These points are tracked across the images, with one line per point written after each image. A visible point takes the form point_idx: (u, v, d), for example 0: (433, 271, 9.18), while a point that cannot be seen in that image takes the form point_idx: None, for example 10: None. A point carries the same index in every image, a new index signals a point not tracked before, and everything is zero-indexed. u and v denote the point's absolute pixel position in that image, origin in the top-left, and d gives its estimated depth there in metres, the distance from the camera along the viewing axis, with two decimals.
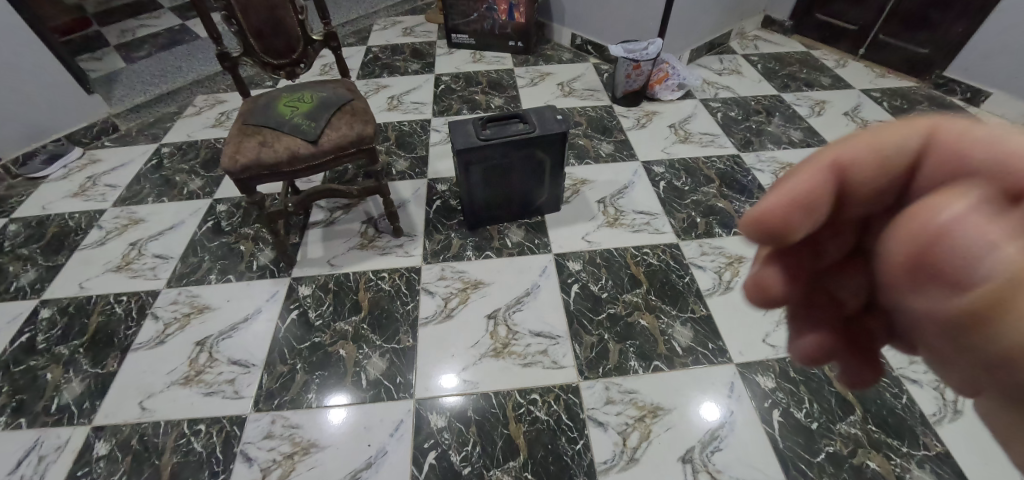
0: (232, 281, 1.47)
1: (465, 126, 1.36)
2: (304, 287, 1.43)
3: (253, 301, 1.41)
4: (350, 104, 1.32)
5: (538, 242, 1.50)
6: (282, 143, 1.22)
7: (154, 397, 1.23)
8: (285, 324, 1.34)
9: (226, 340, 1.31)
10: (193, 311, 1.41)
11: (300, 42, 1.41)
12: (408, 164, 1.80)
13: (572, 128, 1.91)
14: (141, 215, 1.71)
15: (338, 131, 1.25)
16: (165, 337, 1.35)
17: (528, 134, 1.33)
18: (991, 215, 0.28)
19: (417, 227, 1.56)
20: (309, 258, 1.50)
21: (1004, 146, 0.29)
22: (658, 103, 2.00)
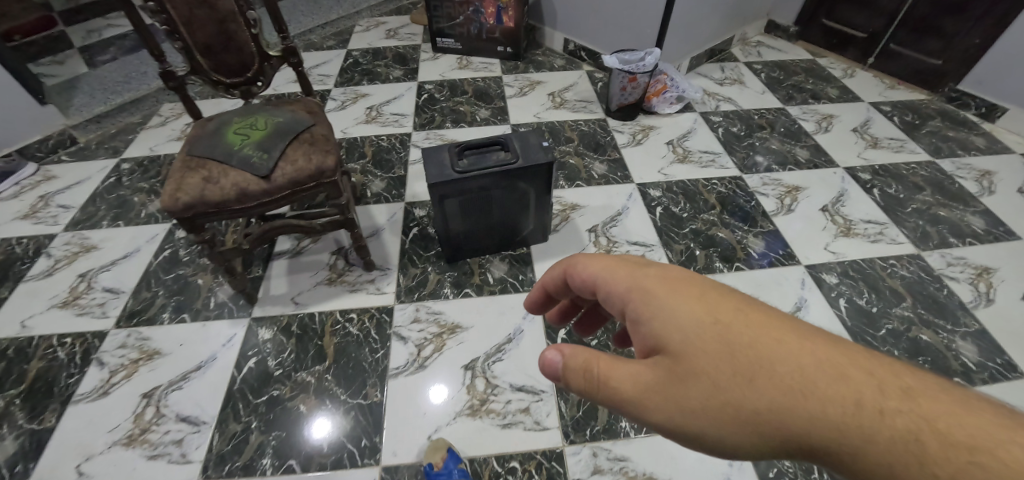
0: (186, 320, 1.34)
1: (440, 155, 1.22)
2: (265, 329, 1.32)
3: (207, 345, 1.30)
4: (309, 131, 1.18)
5: (523, 278, 1.38)
6: (230, 178, 1.08)
7: (93, 459, 1.12)
8: (243, 374, 1.23)
9: (175, 393, 1.21)
10: (142, 357, 1.29)
11: (255, 59, 1.27)
12: (385, 185, 1.66)
13: (562, 145, 1.78)
14: (95, 241, 1.58)
15: (295, 164, 1.12)
16: (110, 387, 1.24)
17: (510, 166, 1.19)
18: (608, 380, 0.62)
19: (391, 259, 1.44)
20: (271, 294, 1.37)
21: (608, 371, 0.62)
22: (656, 117, 1.87)
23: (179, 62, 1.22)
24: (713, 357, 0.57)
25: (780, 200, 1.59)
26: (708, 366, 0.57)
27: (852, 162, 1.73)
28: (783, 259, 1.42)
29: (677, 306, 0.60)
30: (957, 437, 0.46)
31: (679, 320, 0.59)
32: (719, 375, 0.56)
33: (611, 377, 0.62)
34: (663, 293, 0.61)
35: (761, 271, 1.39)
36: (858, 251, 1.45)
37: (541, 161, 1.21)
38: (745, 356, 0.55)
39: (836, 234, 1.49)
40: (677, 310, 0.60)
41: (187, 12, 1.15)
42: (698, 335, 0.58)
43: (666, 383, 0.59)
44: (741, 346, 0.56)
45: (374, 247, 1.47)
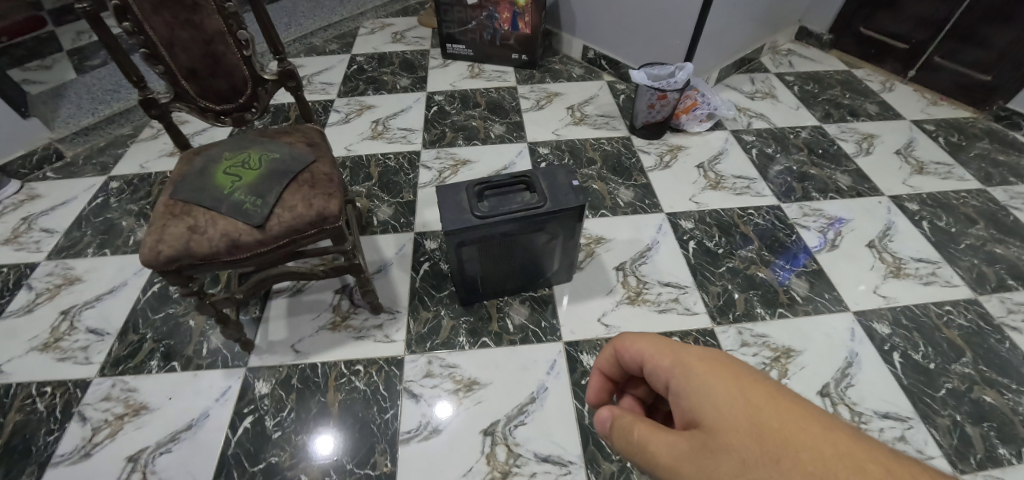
0: (176, 370, 1.25)
1: (458, 196, 1.11)
2: (262, 382, 1.23)
3: (198, 399, 1.21)
4: (309, 170, 1.06)
5: (545, 325, 1.27)
6: (219, 228, 0.96)
7: None
8: (238, 436, 1.15)
9: (164, 457, 1.13)
10: (128, 412, 1.20)
11: (247, 83, 1.14)
12: (392, 212, 1.54)
13: (584, 168, 1.65)
14: (79, 272, 1.45)
15: (293, 210, 0.99)
16: (93, 447, 1.15)
17: (536, 211, 1.08)
18: (644, 441, 0.61)
19: (400, 301, 1.34)
20: (270, 341, 1.28)
21: (647, 434, 0.61)
22: (684, 136, 1.73)
23: (162, 88, 1.09)
24: (741, 433, 0.53)
25: (822, 234, 1.46)
26: (735, 441, 0.53)
27: (899, 190, 1.58)
28: (828, 305, 1.30)
29: (714, 378, 0.57)
30: None
31: (714, 394, 0.56)
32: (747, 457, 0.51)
33: (647, 441, 0.60)
34: (706, 364, 0.58)
35: (806, 319, 1.27)
36: (911, 295, 1.33)
37: (568, 205, 1.09)
38: (789, 450, 0.50)
39: (886, 275, 1.37)
40: (712, 383, 0.57)
41: (167, 33, 1.01)
42: (733, 412, 0.54)
43: (697, 454, 0.55)
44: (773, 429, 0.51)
45: (380, 287, 1.37)
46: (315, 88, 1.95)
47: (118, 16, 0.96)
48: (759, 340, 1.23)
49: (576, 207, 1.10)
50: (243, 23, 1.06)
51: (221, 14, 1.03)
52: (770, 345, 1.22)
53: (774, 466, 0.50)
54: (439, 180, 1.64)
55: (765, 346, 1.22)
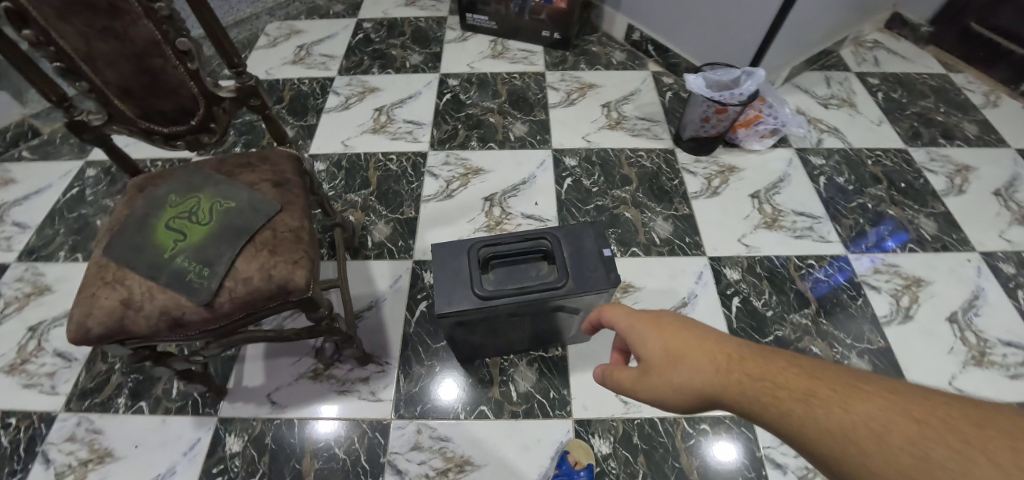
0: (144, 413, 1.18)
1: (460, 265, 0.94)
2: (234, 437, 1.15)
3: (165, 451, 1.14)
4: (268, 228, 0.89)
5: (554, 396, 1.15)
6: (158, 302, 0.82)
7: None
8: None
9: None
10: (93, 458, 1.13)
11: (198, 101, 0.93)
12: (389, 232, 1.37)
13: (617, 190, 1.41)
14: (49, 280, 1.33)
15: (248, 284, 0.84)
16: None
17: (552, 292, 0.90)
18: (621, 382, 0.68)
19: (390, 350, 1.22)
20: (245, 388, 1.19)
21: (621, 377, 0.68)
22: (736, 154, 1.45)
23: (93, 107, 0.88)
24: (686, 356, 0.60)
25: (895, 299, 1.21)
26: (681, 364, 0.60)
27: (994, 246, 1.29)
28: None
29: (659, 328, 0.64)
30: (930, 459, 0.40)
31: (658, 338, 0.63)
32: (694, 376, 0.59)
33: (624, 381, 0.67)
34: (650, 320, 0.66)
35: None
36: (995, 393, 1.09)
37: (590, 286, 0.91)
38: (722, 362, 0.57)
39: (967, 362, 1.13)
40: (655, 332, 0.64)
41: (84, 44, 0.79)
42: (675, 346, 0.62)
43: (656, 380, 0.62)
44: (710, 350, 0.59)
45: (366, 332, 1.24)
46: (314, 62, 1.70)
47: (15, 23, 0.74)
48: None
49: (600, 287, 0.91)
50: (183, 30, 0.83)
51: (151, 19, 0.80)
52: None
53: (718, 373, 0.56)
54: (445, 194, 1.43)
55: None
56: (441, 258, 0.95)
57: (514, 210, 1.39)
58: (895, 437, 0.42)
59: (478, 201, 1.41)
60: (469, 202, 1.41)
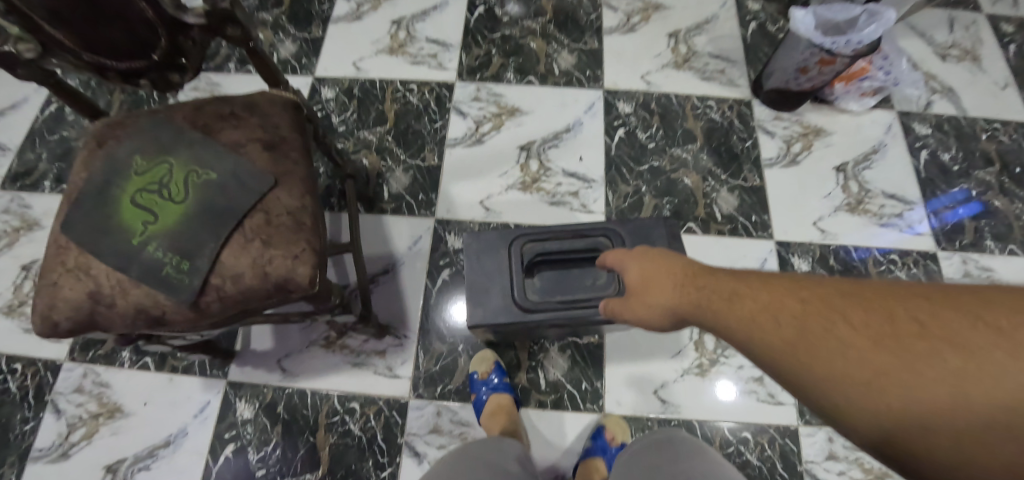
0: (151, 369, 1.16)
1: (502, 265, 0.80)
2: (244, 403, 1.13)
3: (175, 411, 1.13)
4: (262, 206, 0.67)
5: (586, 389, 1.07)
6: (132, 299, 0.66)
7: None
8: (218, 467, 1.09)
9: (141, 474, 1.10)
10: (103, 412, 1.14)
11: (156, 28, 0.71)
12: (408, 181, 1.19)
13: (678, 149, 1.19)
14: (38, 215, 1.21)
15: (238, 282, 0.66)
16: (69, 448, 1.11)
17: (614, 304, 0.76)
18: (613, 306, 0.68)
19: (409, 321, 1.11)
20: (255, 352, 1.15)
21: (614, 302, 0.68)
22: (827, 114, 1.23)
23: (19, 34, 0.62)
24: (655, 276, 0.59)
25: None
26: (652, 283, 0.59)
27: None
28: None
29: (640, 255, 0.64)
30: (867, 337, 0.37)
31: (638, 263, 0.63)
32: (659, 290, 0.58)
33: (615, 305, 0.67)
34: (638, 251, 0.65)
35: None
36: None
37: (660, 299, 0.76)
38: (686, 280, 0.56)
39: None
40: (638, 257, 0.64)
41: None
42: (650, 267, 0.61)
43: (632, 298, 0.62)
44: (679, 271, 0.58)
45: (381, 301, 1.12)
46: None
47: None
48: (851, 455, 1.04)
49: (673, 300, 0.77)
50: None
51: None
52: (863, 464, 1.03)
53: (682, 290, 0.55)
54: (474, 138, 1.22)
55: (856, 467, 1.03)
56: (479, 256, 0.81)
57: (555, 164, 1.19)
58: (786, 315, 0.43)
59: (513, 151, 1.21)
60: (502, 150, 1.21)
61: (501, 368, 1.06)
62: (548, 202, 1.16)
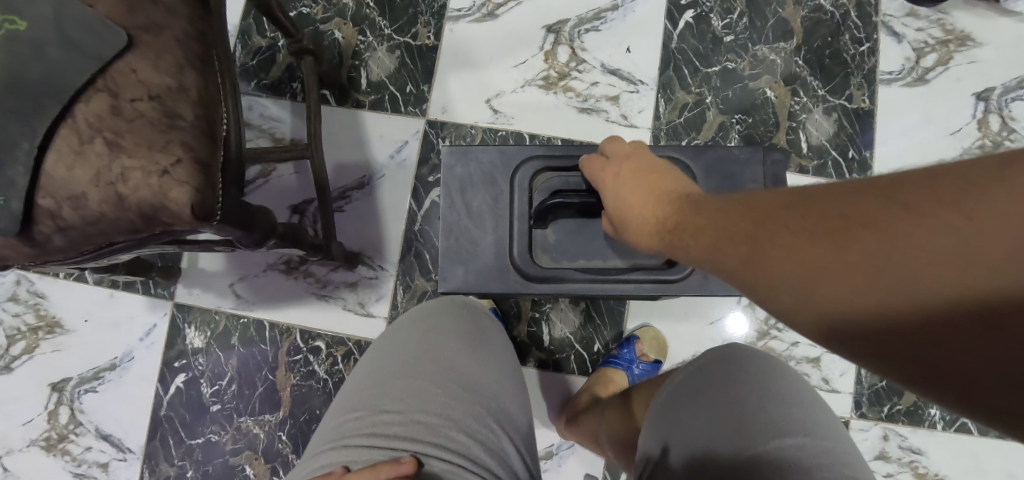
0: (88, 283, 1.01)
1: (500, 196, 0.66)
2: (194, 331, 0.96)
3: (118, 333, 1.00)
4: (107, 83, 0.43)
5: (598, 351, 0.88)
6: None
7: (13, 456, 1.02)
8: (169, 396, 0.97)
9: (89, 396, 1.01)
10: (42, 325, 1.02)
11: None
12: (395, 66, 0.90)
13: (761, 47, 0.87)
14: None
15: (83, 207, 0.43)
16: (11, 360, 1.02)
17: (645, 286, 0.64)
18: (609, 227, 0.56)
19: (387, 250, 0.90)
20: (204, 273, 0.95)
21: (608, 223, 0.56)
22: (981, 14, 0.87)
23: None
24: (637, 201, 0.48)
25: None
26: (635, 210, 0.48)
27: None
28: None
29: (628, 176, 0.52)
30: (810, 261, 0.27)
31: (626, 184, 0.51)
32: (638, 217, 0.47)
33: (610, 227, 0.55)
34: (633, 168, 0.52)
35: (991, 447, 0.84)
36: None
37: (702, 283, 0.64)
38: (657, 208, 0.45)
39: None
40: (628, 177, 0.51)
41: None
42: (634, 190, 0.49)
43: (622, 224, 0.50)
44: (657, 193, 0.47)
45: (352, 223, 0.90)
46: None
47: None
48: (904, 457, 0.85)
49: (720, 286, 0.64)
50: None
51: None
52: (917, 469, 0.84)
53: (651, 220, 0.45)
54: (486, 12, 0.90)
55: (908, 471, 0.84)
56: (469, 180, 0.66)
57: (591, 55, 0.88)
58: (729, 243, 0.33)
59: (537, 32, 0.89)
60: (522, 30, 0.89)
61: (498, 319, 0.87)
62: (578, 109, 0.87)
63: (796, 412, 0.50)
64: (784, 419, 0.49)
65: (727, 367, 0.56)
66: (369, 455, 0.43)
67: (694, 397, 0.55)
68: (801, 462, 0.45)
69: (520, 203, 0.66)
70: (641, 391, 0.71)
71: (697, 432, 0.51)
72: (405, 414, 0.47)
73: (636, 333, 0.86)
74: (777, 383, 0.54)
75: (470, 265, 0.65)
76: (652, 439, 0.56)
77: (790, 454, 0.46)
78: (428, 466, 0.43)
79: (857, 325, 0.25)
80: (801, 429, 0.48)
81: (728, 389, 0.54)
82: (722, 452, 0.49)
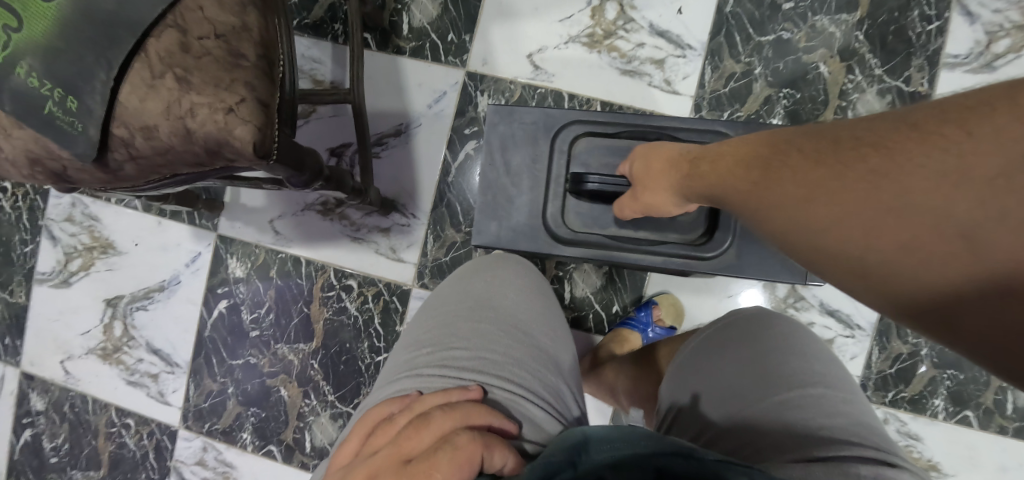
0: (138, 209, 1.07)
1: (538, 161, 0.67)
2: (236, 262, 1.02)
3: (166, 258, 1.06)
4: (175, 20, 0.44)
5: (616, 313, 0.90)
6: (19, 144, 0.48)
7: (75, 361, 1.13)
8: (212, 320, 1.04)
9: (140, 314, 1.09)
10: (97, 246, 1.10)
11: None
12: (438, 14, 0.89)
13: (820, 18, 0.83)
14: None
15: (154, 137, 0.46)
16: (70, 276, 1.12)
17: (676, 261, 0.66)
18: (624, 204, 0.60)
19: (420, 200, 0.92)
20: (246, 208, 1.00)
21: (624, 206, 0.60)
22: None
23: None
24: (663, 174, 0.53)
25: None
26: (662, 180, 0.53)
27: None
28: (1011, 428, 0.86)
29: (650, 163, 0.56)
30: (828, 195, 0.34)
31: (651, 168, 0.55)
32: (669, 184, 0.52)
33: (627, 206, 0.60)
34: (654, 157, 0.56)
35: (991, 441, 0.86)
36: None
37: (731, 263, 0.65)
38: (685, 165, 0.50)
39: None
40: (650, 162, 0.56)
41: None
42: (658, 168, 0.54)
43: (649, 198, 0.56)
44: (685, 158, 0.51)
45: (388, 170, 0.92)
46: None
47: None
48: (901, 441, 0.87)
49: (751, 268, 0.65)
50: None
51: None
52: (911, 453, 0.87)
53: (684, 171, 0.50)
54: None
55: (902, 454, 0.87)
56: (510, 137, 0.68)
57: (640, 15, 0.86)
58: (757, 181, 0.39)
59: None
60: None
61: None
62: (620, 72, 0.86)
63: (815, 368, 0.52)
64: (803, 373, 0.51)
65: (754, 322, 0.58)
66: (443, 381, 0.46)
67: (718, 350, 0.56)
68: (817, 412, 0.47)
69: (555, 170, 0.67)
70: (664, 347, 0.73)
71: (721, 382, 0.53)
72: (472, 350, 0.49)
73: (656, 299, 0.88)
74: (797, 339, 0.56)
75: (502, 224, 0.68)
76: (677, 390, 0.57)
77: (809, 403, 0.48)
78: (492, 395, 0.45)
79: (860, 253, 0.32)
80: (820, 381, 0.51)
81: (750, 345, 0.55)
82: (750, 402, 0.50)
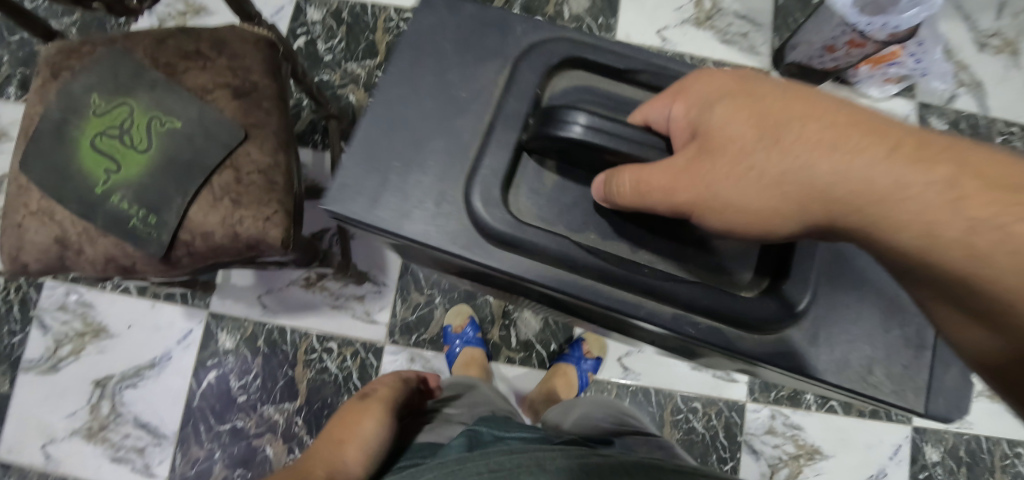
0: (132, 295, 1.20)
1: (467, 94, 0.53)
2: (225, 335, 1.17)
3: (158, 337, 1.19)
4: (231, 162, 0.66)
5: (554, 350, 1.12)
6: (100, 248, 0.66)
7: (57, 443, 1.19)
8: (202, 390, 1.17)
9: (130, 390, 1.19)
10: (89, 331, 1.21)
11: None
12: None
13: None
14: (5, 124, 1.11)
15: (210, 240, 0.66)
16: (59, 361, 1.21)
17: (697, 320, 0.49)
18: (657, 170, 0.43)
19: (389, 271, 1.13)
20: (235, 286, 1.17)
21: (647, 178, 0.43)
22: (845, 96, 1.16)
23: None
24: (782, 147, 0.39)
25: None
26: (788, 146, 0.39)
27: None
28: (866, 411, 1.11)
29: (762, 116, 0.41)
30: None
31: (739, 128, 0.42)
32: (790, 155, 0.38)
33: (651, 186, 0.43)
34: (759, 114, 0.41)
35: (853, 422, 1.11)
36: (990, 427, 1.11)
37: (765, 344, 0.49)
38: (850, 142, 0.36)
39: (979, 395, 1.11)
40: (744, 122, 0.42)
41: None
42: (762, 129, 0.41)
43: (722, 176, 0.41)
44: (839, 125, 0.37)
45: (361, 247, 1.13)
46: None
47: None
48: (788, 431, 1.10)
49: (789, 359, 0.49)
50: None
51: None
52: (797, 440, 1.10)
53: (844, 147, 0.36)
54: None
55: (791, 442, 1.10)
56: (440, 52, 0.54)
57: None
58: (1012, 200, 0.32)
59: None
60: None
61: (475, 323, 1.11)
62: None
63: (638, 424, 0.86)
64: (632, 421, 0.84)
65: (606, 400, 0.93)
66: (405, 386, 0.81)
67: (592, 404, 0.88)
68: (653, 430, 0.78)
69: (505, 105, 0.52)
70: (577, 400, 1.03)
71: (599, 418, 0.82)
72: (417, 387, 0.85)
73: (584, 336, 1.11)
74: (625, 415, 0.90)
75: (391, 179, 0.51)
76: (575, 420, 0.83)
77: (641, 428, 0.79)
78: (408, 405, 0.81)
79: None
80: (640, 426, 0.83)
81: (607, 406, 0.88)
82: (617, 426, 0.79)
